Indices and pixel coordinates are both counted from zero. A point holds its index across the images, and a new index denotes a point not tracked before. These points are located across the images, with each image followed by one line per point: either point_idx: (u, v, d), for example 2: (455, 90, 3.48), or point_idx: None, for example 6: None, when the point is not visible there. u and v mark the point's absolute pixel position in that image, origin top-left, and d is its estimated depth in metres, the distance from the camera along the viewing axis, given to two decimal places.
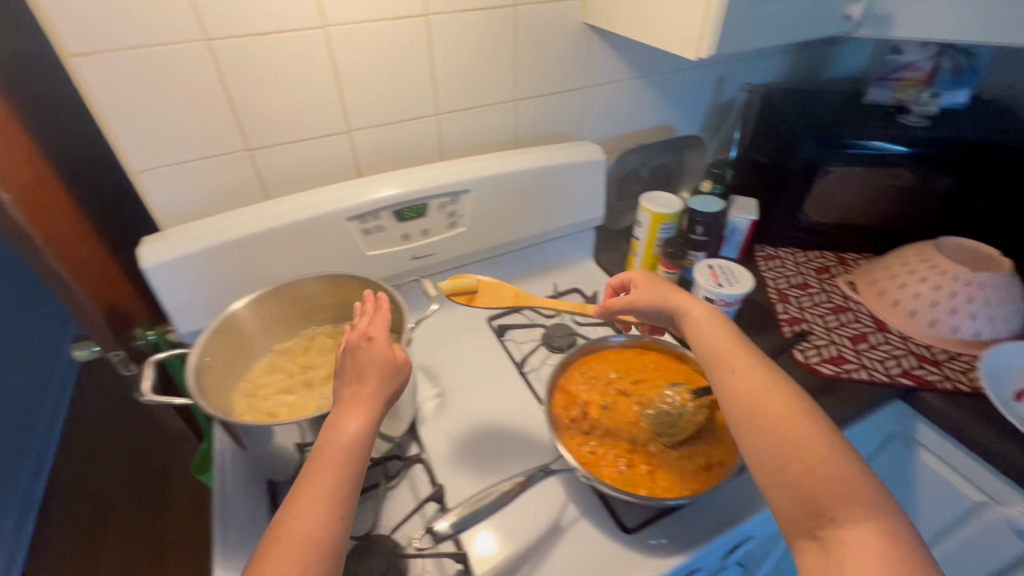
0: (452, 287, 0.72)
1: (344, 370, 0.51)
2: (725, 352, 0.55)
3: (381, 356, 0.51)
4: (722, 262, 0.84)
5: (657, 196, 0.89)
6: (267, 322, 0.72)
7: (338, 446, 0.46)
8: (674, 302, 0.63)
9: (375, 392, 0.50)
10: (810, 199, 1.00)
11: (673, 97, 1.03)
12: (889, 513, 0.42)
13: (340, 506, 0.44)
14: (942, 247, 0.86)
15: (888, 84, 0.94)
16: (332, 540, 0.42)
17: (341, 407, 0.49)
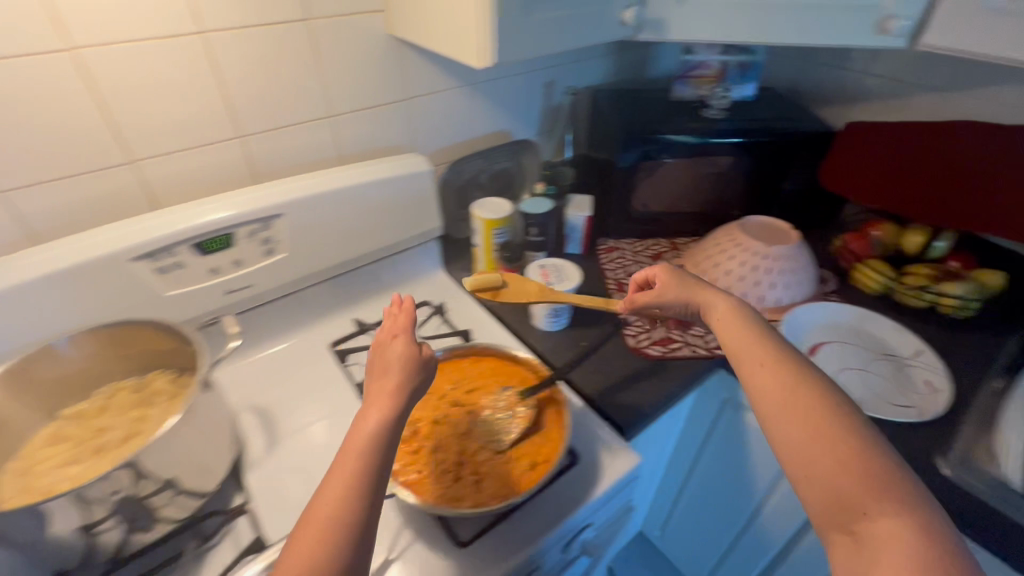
0: (477, 283, 0.72)
1: (371, 367, 0.49)
2: (745, 346, 0.54)
3: (403, 354, 0.48)
4: (553, 260, 0.88)
5: (488, 202, 0.90)
6: (29, 393, 0.64)
7: (360, 439, 0.43)
8: (700, 298, 0.62)
9: (400, 386, 0.47)
10: (639, 192, 1.06)
11: (504, 104, 1.05)
12: (919, 510, 0.40)
13: (362, 501, 0.40)
14: (745, 225, 0.96)
15: (688, 81, 1.01)
16: (352, 533, 0.39)
17: (371, 400, 0.46)
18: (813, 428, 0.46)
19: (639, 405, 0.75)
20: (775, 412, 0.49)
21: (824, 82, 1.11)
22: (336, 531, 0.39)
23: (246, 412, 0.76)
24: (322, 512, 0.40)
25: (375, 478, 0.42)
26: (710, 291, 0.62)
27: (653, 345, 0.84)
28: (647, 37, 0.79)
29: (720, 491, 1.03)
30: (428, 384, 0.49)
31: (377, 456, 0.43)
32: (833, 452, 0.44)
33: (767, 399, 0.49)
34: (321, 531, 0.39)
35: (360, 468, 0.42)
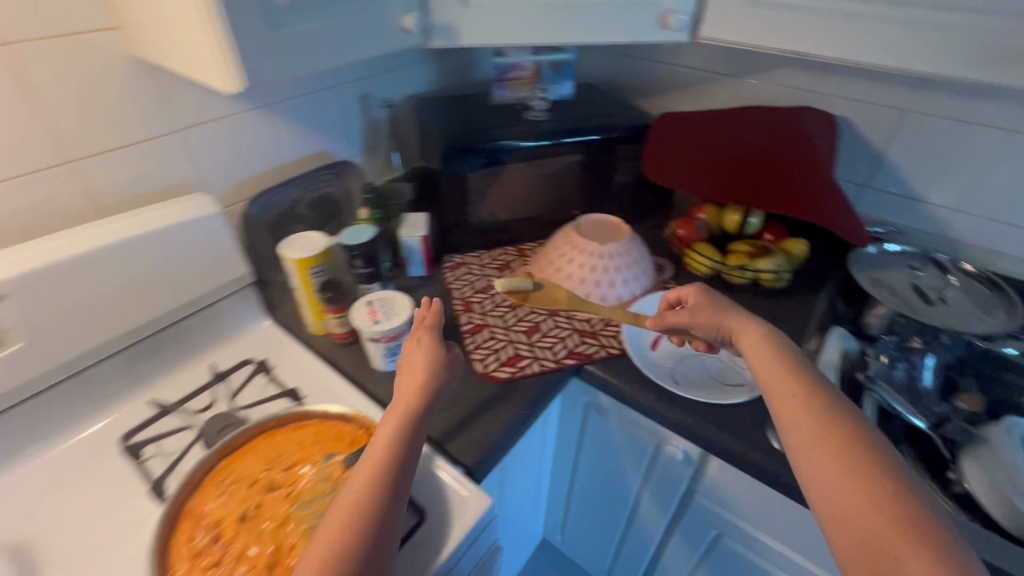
0: (509, 285, 0.78)
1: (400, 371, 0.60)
2: (774, 379, 0.52)
3: (422, 360, 0.60)
4: (381, 294, 0.79)
5: (299, 238, 0.79)
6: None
7: (386, 436, 0.54)
8: (733, 322, 0.60)
9: (424, 385, 0.58)
10: (476, 203, 1.02)
11: (312, 123, 0.94)
12: (948, 553, 0.38)
13: (388, 484, 0.51)
14: (581, 225, 0.95)
15: (506, 85, 1.00)
16: (372, 512, 0.48)
17: (396, 402, 0.57)
18: (846, 465, 0.43)
19: (488, 439, 0.70)
20: (806, 441, 0.46)
21: (638, 76, 1.15)
22: (360, 512, 0.48)
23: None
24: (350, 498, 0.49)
25: (393, 470, 0.52)
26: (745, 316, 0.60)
27: (501, 367, 0.81)
28: (438, 44, 0.73)
29: (602, 489, 1.03)
30: (450, 382, 0.60)
31: (395, 450, 0.53)
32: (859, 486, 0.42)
33: (792, 427, 0.48)
34: (349, 511, 0.48)
35: (381, 462, 0.52)
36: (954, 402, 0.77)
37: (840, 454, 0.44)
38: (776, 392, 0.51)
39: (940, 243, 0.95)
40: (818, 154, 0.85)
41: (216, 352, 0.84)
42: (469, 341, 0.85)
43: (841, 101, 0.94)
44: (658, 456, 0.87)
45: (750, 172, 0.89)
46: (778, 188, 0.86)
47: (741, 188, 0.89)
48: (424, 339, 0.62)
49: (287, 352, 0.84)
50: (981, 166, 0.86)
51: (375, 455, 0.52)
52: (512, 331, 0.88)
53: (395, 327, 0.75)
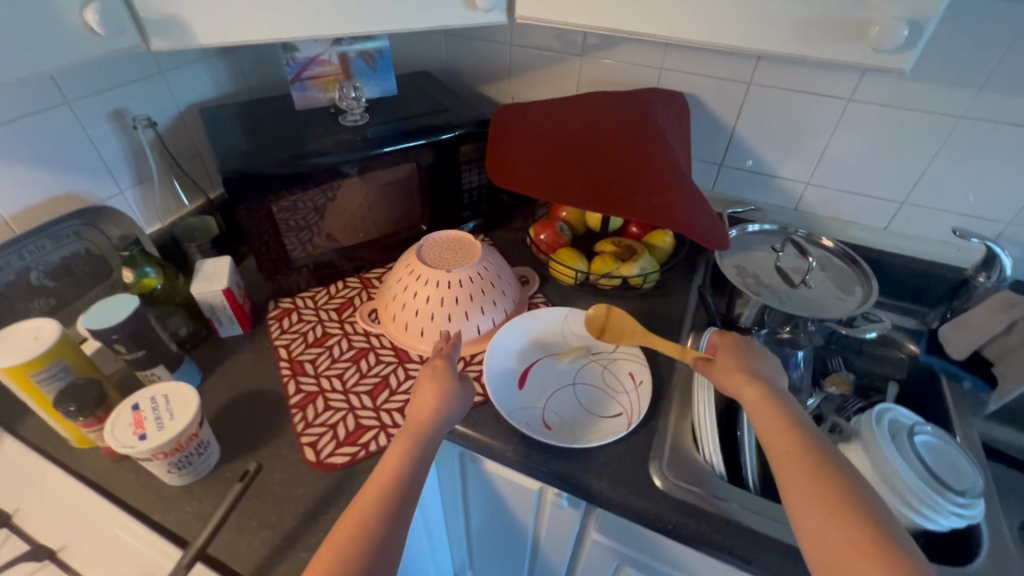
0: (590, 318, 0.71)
1: (414, 397, 0.58)
2: (771, 429, 0.51)
3: (436, 382, 0.59)
4: (156, 391, 0.58)
5: (10, 335, 0.57)
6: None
7: (390, 464, 0.51)
8: (743, 371, 0.57)
9: (433, 416, 0.56)
10: (296, 234, 0.82)
11: (36, 159, 0.68)
12: None
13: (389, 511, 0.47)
14: (426, 249, 0.81)
15: (308, 85, 0.81)
16: (375, 539, 0.45)
17: (406, 429, 0.55)
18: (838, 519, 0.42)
19: None
20: (794, 489, 0.46)
21: (476, 59, 1.00)
22: (360, 542, 0.44)
23: None
24: (351, 522, 0.46)
25: (399, 496, 0.49)
26: (769, 359, 0.61)
27: (339, 449, 0.65)
28: (163, 47, 0.53)
29: (500, 532, 0.93)
30: (455, 414, 0.58)
31: (404, 478, 0.50)
32: (846, 532, 0.42)
33: (785, 464, 0.48)
34: (348, 537, 0.45)
35: (387, 491, 0.49)
36: (825, 389, 0.78)
37: (830, 500, 0.44)
38: (771, 441, 0.50)
39: (796, 217, 0.94)
40: (665, 146, 0.78)
41: None
42: (297, 419, 0.68)
43: (687, 78, 0.87)
44: (545, 500, 0.77)
45: (597, 165, 0.79)
46: (626, 181, 0.77)
47: (587, 180, 0.79)
48: (439, 369, 0.61)
49: (38, 484, 0.61)
50: (825, 137, 0.84)
51: (382, 479, 0.49)
52: (353, 394, 0.72)
53: (172, 438, 0.55)
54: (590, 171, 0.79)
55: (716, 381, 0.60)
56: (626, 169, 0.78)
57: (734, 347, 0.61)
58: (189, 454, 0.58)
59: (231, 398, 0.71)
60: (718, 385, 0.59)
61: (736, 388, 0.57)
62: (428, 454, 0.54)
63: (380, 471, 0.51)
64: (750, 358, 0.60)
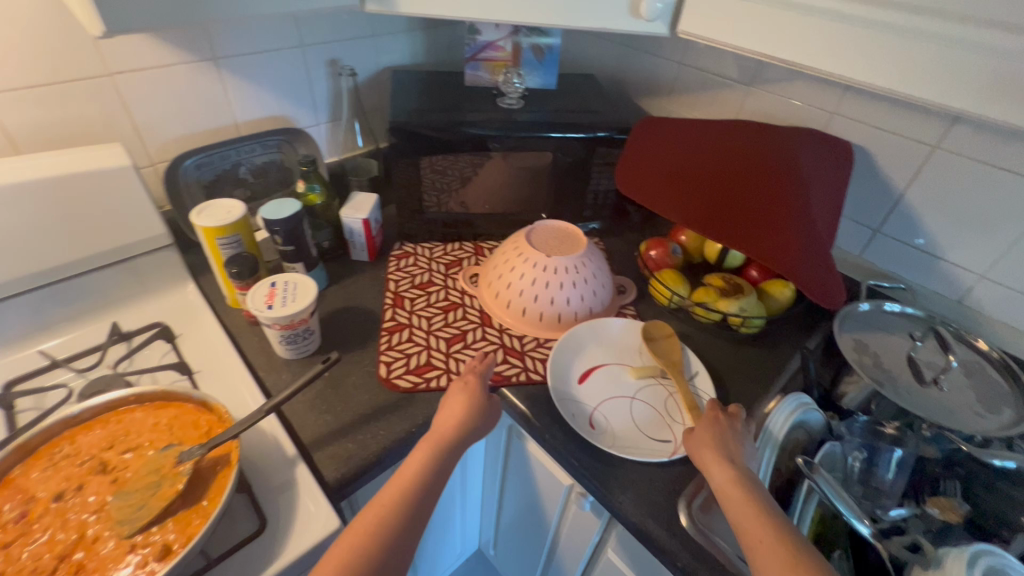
0: (652, 327, 0.80)
1: (441, 408, 0.63)
2: (745, 517, 0.51)
3: (469, 399, 0.64)
4: (286, 276, 0.72)
5: (213, 206, 0.75)
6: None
7: (412, 470, 0.56)
8: (716, 454, 0.58)
9: (460, 426, 0.61)
10: (433, 190, 0.93)
11: (269, 84, 0.88)
12: None
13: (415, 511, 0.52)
14: (537, 231, 0.85)
15: (480, 66, 0.91)
16: (398, 515, 0.51)
17: (430, 436, 0.59)
18: None
19: (364, 454, 0.64)
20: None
21: (642, 71, 1.02)
22: None
23: None
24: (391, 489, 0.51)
25: None
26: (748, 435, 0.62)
27: (406, 375, 0.73)
28: (374, 10, 0.65)
29: (526, 517, 0.95)
30: (480, 430, 0.63)
31: (430, 469, 0.56)
32: None
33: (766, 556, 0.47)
34: None
35: (415, 487, 0.54)
36: (924, 506, 0.65)
37: None
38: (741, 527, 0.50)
39: (959, 311, 0.80)
40: (798, 193, 0.73)
41: (128, 310, 0.81)
42: (383, 340, 0.78)
43: (861, 127, 0.80)
44: (572, 498, 0.78)
45: (722, 200, 0.78)
46: (746, 225, 0.75)
47: (706, 214, 0.79)
48: (470, 386, 0.65)
49: (199, 320, 0.80)
50: (1019, 226, 0.70)
51: (410, 468, 0.56)
52: (433, 337, 0.80)
53: (291, 315, 0.68)
54: (711, 207, 0.78)
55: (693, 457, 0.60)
56: (747, 212, 0.75)
57: (719, 419, 0.62)
58: (297, 334, 0.71)
59: (342, 307, 0.84)
60: (694, 459, 0.60)
61: (706, 470, 0.57)
62: (450, 463, 0.58)
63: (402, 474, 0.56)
64: (726, 437, 0.61)
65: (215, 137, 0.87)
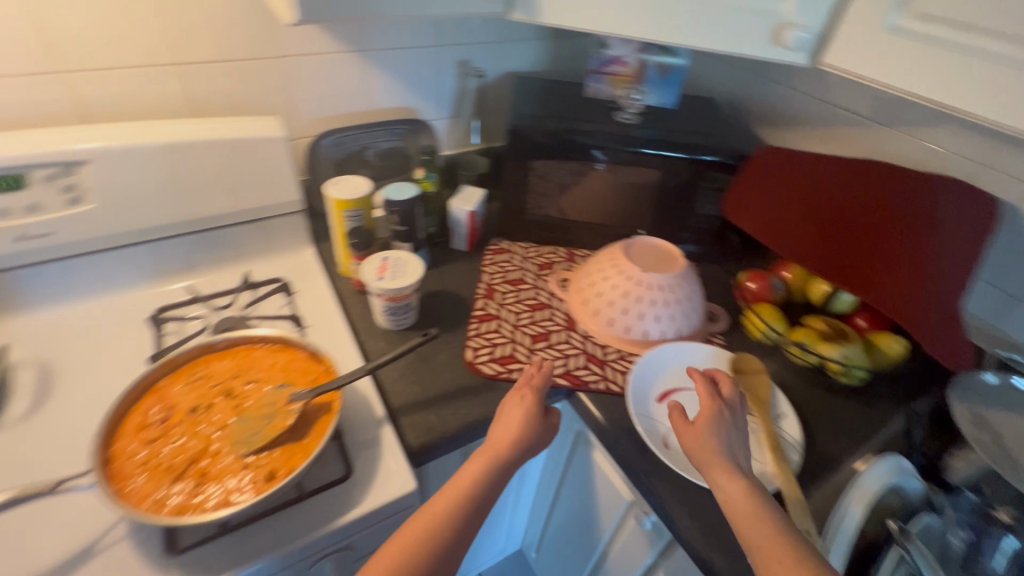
0: (739, 360, 0.77)
1: (501, 419, 0.63)
2: (757, 532, 0.49)
3: (526, 414, 0.63)
4: (397, 252, 0.78)
5: (344, 181, 0.83)
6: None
7: (466, 482, 0.56)
8: (723, 461, 0.55)
9: (515, 441, 0.60)
10: (538, 192, 0.96)
11: (404, 77, 0.96)
12: None
13: (464, 526, 0.53)
14: (635, 247, 0.86)
15: (603, 79, 0.93)
16: (449, 527, 0.52)
17: (487, 450, 0.59)
18: None
19: (443, 428, 0.68)
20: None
21: (766, 99, 1.00)
22: None
23: (28, 368, 0.71)
24: None
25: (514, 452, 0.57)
26: (743, 427, 0.61)
27: (489, 362, 0.77)
28: (518, 18, 0.69)
29: (577, 525, 0.96)
30: (536, 444, 0.62)
31: (485, 481, 0.57)
32: None
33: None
34: None
35: (472, 495, 0.55)
36: None
37: None
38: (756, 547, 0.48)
39: None
40: (932, 257, 0.72)
41: (256, 263, 0.91)
42: (472, 326, 0.82)
43: (1012, 183, 0.73)
44: (630, 516, 0.78)
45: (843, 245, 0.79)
46: (870, 273, 0.76)
47: (828, 260, 0.80)
48: (527, 400, 0.64)
49: (314, 282, 0.89)
50: None
51: (468, 478, 0.57)
52: (519, 331, 0.83)
53: (398, 289, 0.74)
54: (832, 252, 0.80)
55: (692, 458, 0.58)
56: (872, 260, 0.76)
57: (721, 414, 0.60)
58: (399, 307, 0.77)
59: (438, 290, 0.89)
60: (702, 467, 0.56)
61: (720, 485, 0.54)
62: (502, 479, 0.58)
63: (459, 478, 0.57)
64: (722, 431, 0.59)
65: (349, 120, 0.96)
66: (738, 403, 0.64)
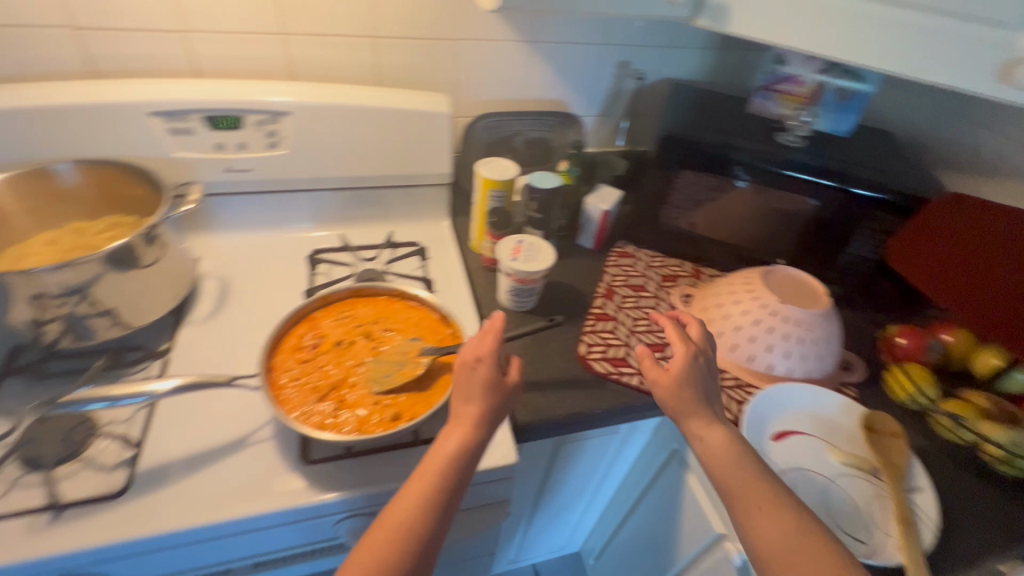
0: (876, 417, 0.71)
1: (458, 405, 0.54)
2: (737, 481, 0.52)
3: (490, 387, 0.55)
4: (532, 237, 0.81)
5: (495, 162, 0.88)
6: (32, 202, 0.74)
7: (435, 464, 0.51)
8: (701, 412, 0.56)
9: (478, 421, 0.53)
10: (678, 203, 0.95)
11: (564, 72, 0.99)
12: None
13: (433, 511, 0.49)
14: (773, 275, 0.82)
15: (773, 96, 0.89)
16: (410, 527, 0.47)
17: (449, 435, 0.52)
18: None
19: (550, 412, 0.70)
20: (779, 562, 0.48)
21: (958, 140, 0.89)
22: None
23: (212, 280, 0.84)
24: None
25: None
26: (711, 368, 0.61)
27: (602, 361, 0.77)
28: (702, 24, 0.71)
29: (652, 544, 0.94)
30: (500, 415, 0.55)
31: (457, 464, 0.51)
32: None
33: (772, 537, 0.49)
34: None
35: (440, 477, 0.50)
36: None
37: None
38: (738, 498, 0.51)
39: None
40: None
41: (399, 225, 0.99)
42: (589, 323, 0.83)
43: None
44: (717, 549, 0.75)
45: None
46: None
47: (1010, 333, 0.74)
48: (482, 388, 0.54)
49: (447, 252, 0.95)
50: None
51: (437, 462, 0.51)
52: (634, 337, 0.82)
53: (530, 272, 0.77)
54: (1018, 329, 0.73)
55: (666, 406, 0.58)
56: None
57: (695, 361, 0.59)
58: (526, 290, 0.80)
59: (559, 280, 0.91)
60: (680, 419, 0.57)
61: (700, 435, 0.55)
62: (469, 460, 0.52)
63: (430, 455, 0.51)
64: (697, 375, 0.58)
65: (505, 106, 1.01)
66: (700, 343, 0.62)
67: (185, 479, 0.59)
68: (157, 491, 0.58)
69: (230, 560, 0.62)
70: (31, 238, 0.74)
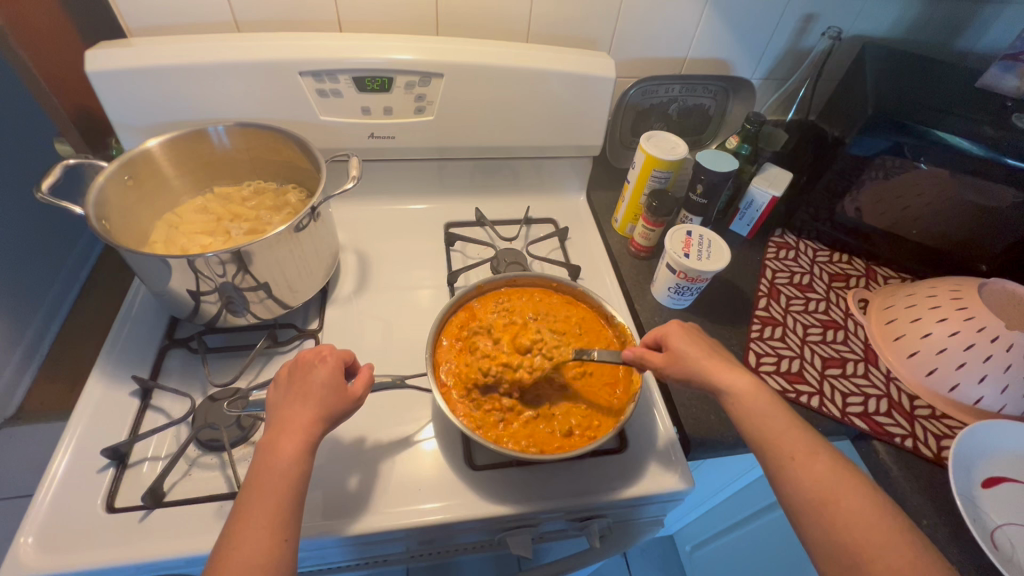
0: None
1: (283, 406, 0.49)
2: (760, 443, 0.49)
3: (321, 386, 0.50)
4: (704, 231, 0.73)
5: (660, 139, 0.78)
6: (186, 165, 0.70)
7: (276, 474, 0.45)
8: (708, 371, 0.53)
9: (314, 418, 0.48)
10: (865, 190, 0.82)
11: (739, 27, 0.84)
12: None
13: (283, 530, 0.42)
14: (986, 289, 0.69)
15: (1017, 68, 0.77)
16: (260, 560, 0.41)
17: (279, 436, 0.47)
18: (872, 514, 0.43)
19: (723, 433, 0.63)
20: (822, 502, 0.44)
21: None
22: None
23: (351, 252, 0.81)
24: None
25: None
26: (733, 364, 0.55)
27: (776, 375, 0.70)
28: None
29: (773, 559, 0.90)
30: (339, 415, 0.51)
31: (295, 471, 0.45)
32: None
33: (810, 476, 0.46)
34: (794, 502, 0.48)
35: (286, 488, 0.44)
36: None
37: None
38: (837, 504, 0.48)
39: None
40: None
41: (533, 200, 0.92)
42: (755, 328, 0.75)
43: None
44: None
45: None
46: None
47: None
48: (293, 383, 0.51)
49: (588, 233, 0.87)
50: None
51: (276, 475, 0.44)
52: (807, 348, 0.74)
53: (703, 271, 0.69)
54: None
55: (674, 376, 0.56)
56: None
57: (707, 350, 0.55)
58: (695, 290, 0.72)
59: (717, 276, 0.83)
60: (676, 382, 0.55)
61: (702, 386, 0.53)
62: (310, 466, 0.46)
63: (268, 462, 0.45)
64: (713, 353, 0.55)
65: (663, 66, 0.88)
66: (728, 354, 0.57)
67: (352, 473, 0.57)
68: (331, 484, 0.56)
69: (389, 553, 0.62)
70: (186, 204, 0.72)
